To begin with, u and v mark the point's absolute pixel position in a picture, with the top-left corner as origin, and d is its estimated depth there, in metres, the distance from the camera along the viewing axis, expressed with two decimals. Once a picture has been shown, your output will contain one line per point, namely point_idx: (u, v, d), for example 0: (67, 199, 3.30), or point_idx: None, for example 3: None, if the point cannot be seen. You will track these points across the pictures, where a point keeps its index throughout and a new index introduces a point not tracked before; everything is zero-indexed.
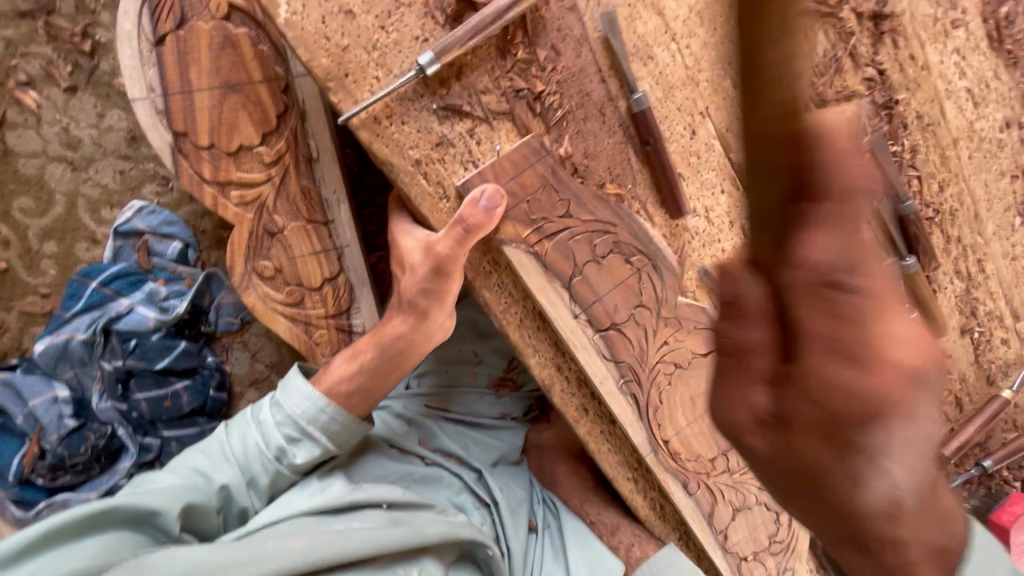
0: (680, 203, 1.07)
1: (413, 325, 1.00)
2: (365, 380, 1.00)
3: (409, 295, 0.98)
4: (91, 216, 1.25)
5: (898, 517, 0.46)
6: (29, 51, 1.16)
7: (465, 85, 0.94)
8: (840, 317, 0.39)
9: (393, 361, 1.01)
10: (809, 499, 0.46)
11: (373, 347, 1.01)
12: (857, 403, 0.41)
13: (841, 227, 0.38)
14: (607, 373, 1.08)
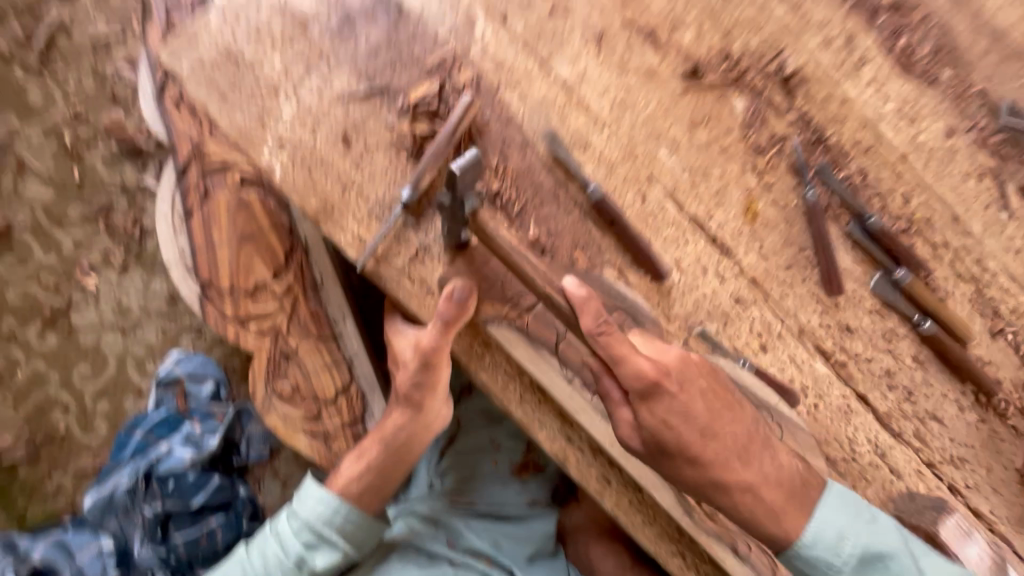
0: (658, 266, 1.17)
1: (412, 417, 1.05)
2: (373, 480, 1.03)
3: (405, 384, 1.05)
4: (139, 372, 1.42)
5: (737, 464, 0.95)
6: (91, 245, 1.42)
7: (434, 200, 1.08)
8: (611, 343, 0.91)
9: (397, 455, 1.05)
10: (683, 469, 0.95)
11: (378, 445, 1.05)
12: (660, 395, 0.91)
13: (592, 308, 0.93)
14: (615, 435, 1.07)
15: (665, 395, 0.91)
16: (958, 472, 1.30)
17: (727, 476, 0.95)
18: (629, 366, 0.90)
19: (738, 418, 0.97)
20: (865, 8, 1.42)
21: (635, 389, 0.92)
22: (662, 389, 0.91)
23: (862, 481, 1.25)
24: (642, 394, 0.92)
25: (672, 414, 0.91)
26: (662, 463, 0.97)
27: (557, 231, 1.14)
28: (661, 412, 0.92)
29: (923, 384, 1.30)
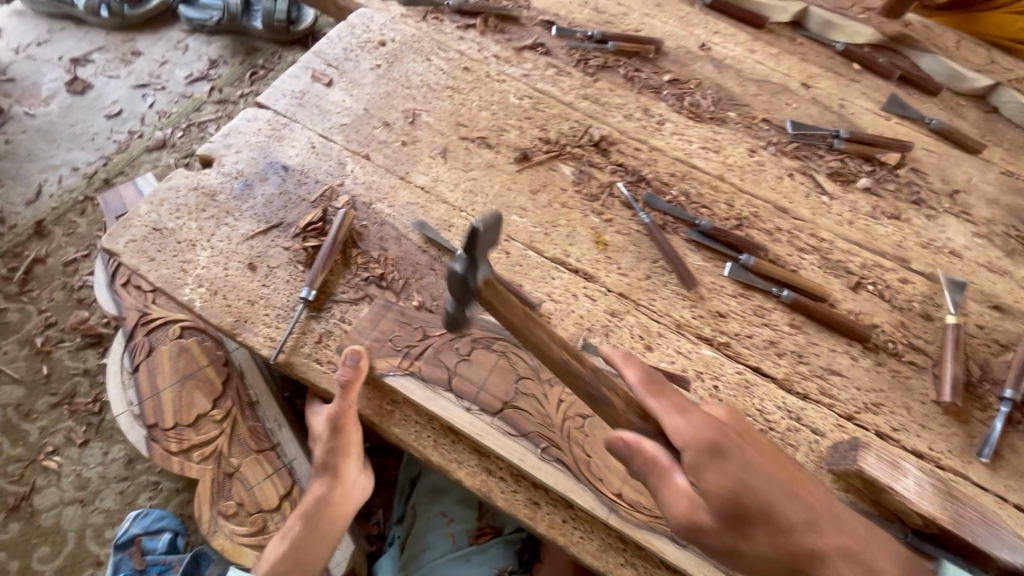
0: (526, 299, 1.37)
1: (330, 486, 1.18)
2: (296, 553, 1.14)
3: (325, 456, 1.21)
4: (96, 542, 1.46)
5: (820, 528, 0.85)
6: (56, 428, 1.58)
7: (331, 294, 1.31)
8: (659, 392, 0.97)
9: (319, 527, 1.16)
10: (760, 537, 0.85)
11: (300, 520, 1.16)
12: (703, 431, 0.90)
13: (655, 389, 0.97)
14: (523, 449, 1.13)
15: (734, 465, 0.87)
16: (881, 418, 1.33)
17: (820, 544, 0.84)
18: (677, 416, 0.92)
19: (811, 485, 0.91)
20: (649, 88, 1.87)
21: (692, 449, 0.89)
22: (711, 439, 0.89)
23: (788, 447, 1.27)
24: (705, 451, 0.88)
25: (743, 473, 0.86)
26: (741, 544, 0.87)
27: (440, 293, 1.34)
28: (734, 470, 0.86)
29: (809, 345, 1.40)
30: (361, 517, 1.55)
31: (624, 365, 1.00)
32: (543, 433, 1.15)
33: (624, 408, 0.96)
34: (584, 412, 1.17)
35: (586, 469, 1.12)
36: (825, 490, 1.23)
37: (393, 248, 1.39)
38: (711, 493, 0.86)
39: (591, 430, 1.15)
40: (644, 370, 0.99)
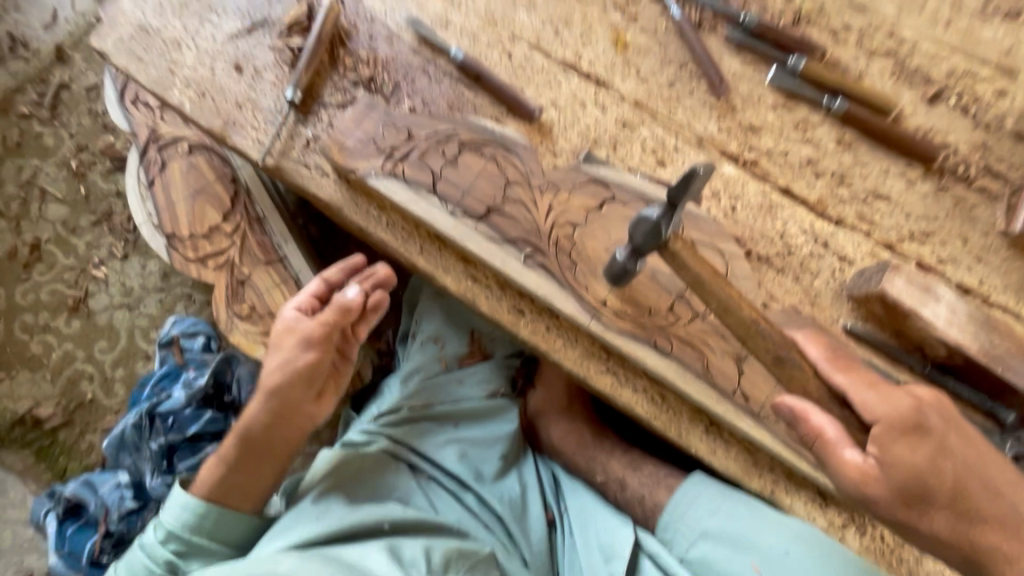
0: (527, 105, 1.21)
1: (280, 405, 1.11)
2: (234, 477, 1.09)
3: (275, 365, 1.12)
4: (145, 340, 1.65)
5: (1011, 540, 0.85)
6: (99, 243, 1.71)
7: (318, 97, 1.23)
8: (871, 387, 0.90)
9: (256, 449, 1.11)
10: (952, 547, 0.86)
11: (236, 438, 1.11)
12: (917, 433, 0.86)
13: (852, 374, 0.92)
14: (506, 254, 1.09)
15: (903, 419, 0.87)
16: (925, 248, 1.17)
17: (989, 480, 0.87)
18: (888, 404, 0.88)
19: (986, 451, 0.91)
20: None
21: (882, 424, 0.87)
22: (916, 419, 0.87)
23: (805, 274, 1.16)
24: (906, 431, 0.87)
25: (937, 455, 0.86)
26: (911, 517, 0.87)
27: (431, 99, 1.22)
28: (925, 450, 0.86)
29: (855, 166, 1.21)
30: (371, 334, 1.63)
31: (804, 340, 0.96)
32: (528, 240, 1.09)
33: (811, 377, 0.93)
34: (573, 220, 1.09)
35: (569, 275, 1.07)
36: (839, 318, 1.13)
37: (383, 48, 1.26)
38: (890, 464, 0.86)
39: (580, 240, 1.09)
40: (830, 351, 0.96)
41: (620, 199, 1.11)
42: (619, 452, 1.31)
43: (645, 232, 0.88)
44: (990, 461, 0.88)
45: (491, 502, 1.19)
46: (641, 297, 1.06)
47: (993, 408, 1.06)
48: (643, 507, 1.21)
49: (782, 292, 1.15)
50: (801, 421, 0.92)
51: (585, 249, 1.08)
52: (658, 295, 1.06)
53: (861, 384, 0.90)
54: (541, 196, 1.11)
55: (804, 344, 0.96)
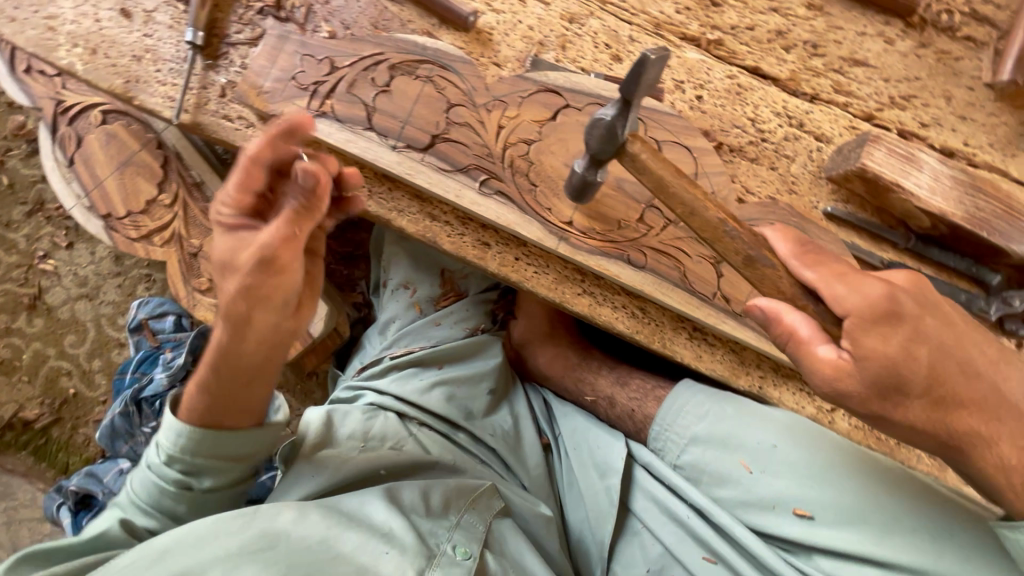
0: (457, 11, 1.06)
1: (253, 329, 0.82)
2: (215, 405, 0.86)
3: (222, 271, 0.81)
4: (114, 328, 1.59)
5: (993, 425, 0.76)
6: (39, 235, 1.60)
7: (224, 35, 1.08)
8: (842, 277, 0.77)
9: (237, 379, 0.85)
10: (932, 438, 0.77)
11: (208, 371, 0.85)
12: (889, 322, 0.73)
13: (825, 266, 0.78)
14: (460, 185, 1.00)
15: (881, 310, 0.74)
16: (906, 114, 1.09)
17: (971, 361, 0.77)
18: (861, 294, 0.74)
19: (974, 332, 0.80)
20: None
21: (854, 316, 0.74)
22: (888, 306, 0.73)
23: (781, 160, 1.08)
24: (879, 321, 0.73)
25: (913, 341, 0.73)
26: (887, 409, 0.76)
27: (351, 20, 1.08)
28: (901, 340, 0.73)
29: (828, 31, 1.09)
30: (344, 288, 1.57)
31: (771, 234, 0.82)
32: (482, 165, 1.00)
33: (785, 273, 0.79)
34: (527, 137, 0.99)
35: (530, 198, 0.99)
36: (819, 203, 1.08)
37: None
38: (866, 356, 0.73)
39: (537, 158, 1.00)
40: (799, 245, 0.81)
41: (574, 105, 1.00)
42: (606, 370, 1.33)
43: (602, 134, 0.82)
44: (967, 341, 0.77)
45: (483, 437, 1.17)
46: (609, 212, 0.99)
47: (976, 271, 1.04)
48: (632, 419, 1.21)
49: (757, 184, 1.08)
50: (773, 324, 0.78)
51: (543, 168, 1.00)
52: (626, 207, 0.99)
53: (833, 275, 0.77)
54: (489, 115, 1.00)
55: (771, 237, 0.82)
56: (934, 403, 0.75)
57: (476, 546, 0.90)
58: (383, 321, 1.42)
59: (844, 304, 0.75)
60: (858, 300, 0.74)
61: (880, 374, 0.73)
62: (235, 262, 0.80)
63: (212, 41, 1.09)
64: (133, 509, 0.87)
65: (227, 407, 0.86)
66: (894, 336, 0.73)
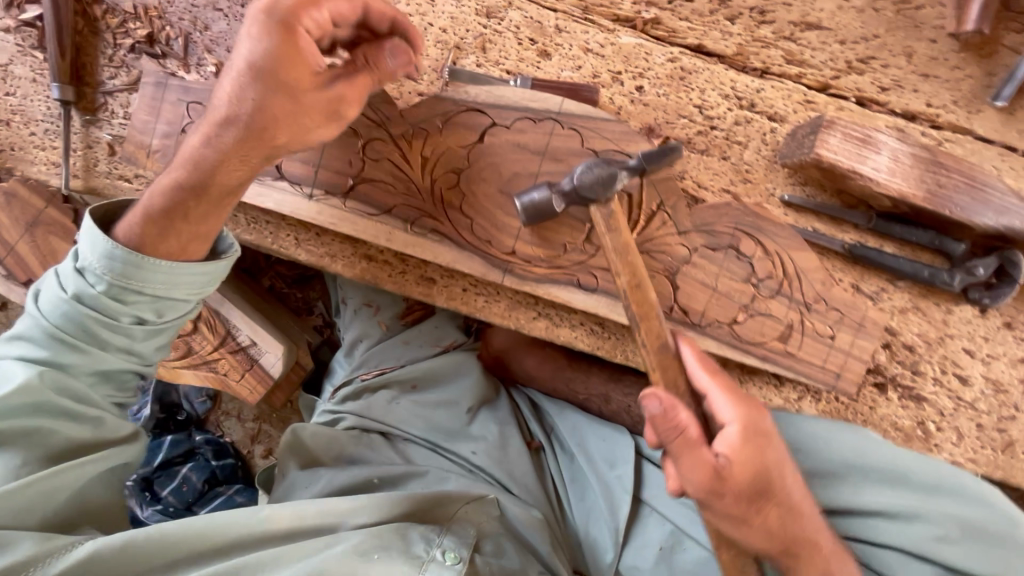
0: None
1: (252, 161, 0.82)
2: (189, 222, 0.81)
3: (272, 84, 0.76)
4: None
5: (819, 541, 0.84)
6: None
7: (98, 83, 0.95)
8: (732, 389, 0.83)
9: (214, 203, 0.82)
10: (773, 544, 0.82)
11: (181, 195, 0.80)
12: (761, 439, 0.81)
13: (719, 377, 0.84)
14: (390, 227, 0.92)
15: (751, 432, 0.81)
16: (864, 79, 1.00)
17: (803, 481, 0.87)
18: (743, 410, 0.82)
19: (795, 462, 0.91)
20: None
21: (737, 424, 0.80)
22: (762, 426, 0.82)
23: (733, 148, 1.00)
24: (750, 439, 0.80)
25: (773, 459, 0.82)
26: (745, 511, 0.80)
27: None
28: (767, 455, 0.81)
29: None
30: (302, 312, 1.49)
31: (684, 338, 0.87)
32: (410, 203, 0.91)
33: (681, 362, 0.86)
34: (455, 166, 0.90)
35: (468, 232, 0.92)
36: (775, 190, 1.01)
37: None
38: (736, 468, 0.79)
39: (468, 188, 0.91)
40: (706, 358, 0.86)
41: (501, 123, 0.90)
42: (597, 369, 1.30)
43: (595, 181, 0.83)
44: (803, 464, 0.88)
45: (465, 452, 1.18)
46: (554, 236, 0.93)
47: (942, 243, 0.99)
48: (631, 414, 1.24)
49: (710, 178, 1.01)
50: (668, 421, 0.78)
51: (477, 197, 0.92)
52: (571, 229, 0.92)
53: (723, 387, 0.83)
54: (409, 145, 0.90)
55: (682, 351, 0.86)
56: (778, 515, 0.82)
57: (466, 551, 0.87)
58: (348, 344, 1.39)
59: (729, 415, 0.81)
60: (741, 414, 0.81)
61: (741, 480, 0.79)
62: (291, 82, 0.77)
63: (86, 91, 0.95)
64: (42, 322, 0.79)
65: (194, 228, 0.82)
66: (761, 453, 0.81)
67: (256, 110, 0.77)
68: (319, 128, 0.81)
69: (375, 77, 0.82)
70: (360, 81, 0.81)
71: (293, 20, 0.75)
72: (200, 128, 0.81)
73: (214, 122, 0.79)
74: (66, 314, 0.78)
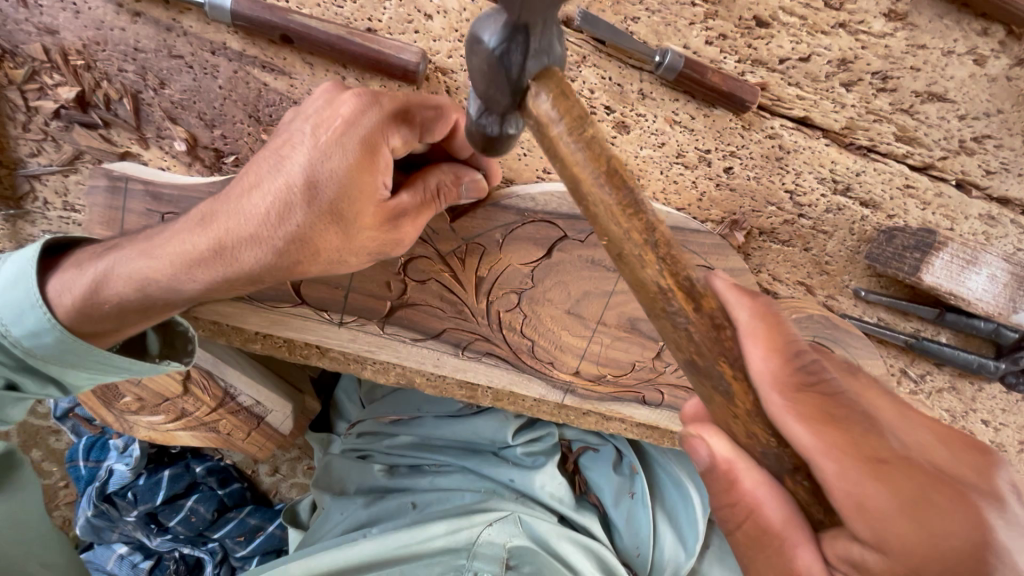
0: (393, 73, 0.66)
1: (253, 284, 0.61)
2: (139, 315, 0.63)
3: (324, 218, 0.54)
4: (38, 416, 1.38)
5: None
6: None
7: (19, 163, 0.69)
8: (824, 401, 0.45)
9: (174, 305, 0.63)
10: None
11: (132, 289, 0.60)
12: (878, 498, 0.42)
13: (793, 377, 0.45)
14: (436, 351, 0.80)
15: (889, 531, 0.42)
16: (973, 161, 0.86)
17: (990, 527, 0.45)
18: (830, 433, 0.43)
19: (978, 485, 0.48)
20: None
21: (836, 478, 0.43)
22: (878, 470, 0.43)
23: (818, 238, 0.89)
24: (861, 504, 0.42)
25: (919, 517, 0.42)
26: None
27: (217, 113, 0.68)
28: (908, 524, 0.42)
29: (903, 57, 0.79)
30: None
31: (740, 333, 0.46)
32: (459, 327, 0.78)
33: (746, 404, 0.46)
34: (516, 287, 0.75)
35: (526, 355, 0.81)
36: (850, 282, 0.93)
37: (68, 24, 0.63)
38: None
39: (530, 308, 0.77)
40: (790, 361, 0.45)
41: (573, 236, 0.73)
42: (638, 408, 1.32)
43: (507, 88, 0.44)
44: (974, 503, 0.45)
45: (499, 476, 1.14)
46: (621, 356, 0.82)
47: (997, 331, 0.89)
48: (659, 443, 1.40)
49: (786, 271, 0.91)
50: (723, 496, 0.46)
51: (539, 319, 0.78)
52: (638, 349, 0.81)
53: (798, 402, 0.44)
54: (461, 264, 0.73)
55: (744, 346, 0.45)
56: None
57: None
58: (368, 384, 1.34)
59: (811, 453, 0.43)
60: (829, 448, 0.43)
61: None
62: (353, 217, 0.56)
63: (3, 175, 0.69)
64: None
65: (144, 320, 0.64)
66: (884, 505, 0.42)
67: (294, 242, 0.55)
68: (357, 268, 0.63)
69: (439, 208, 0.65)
70: (425, 216, 0.64)
71: (380, 131, 0.54)
72: (204, 224, 0.56)
73: (225, 236, 0.55)
74: (39, 338, 0.63)
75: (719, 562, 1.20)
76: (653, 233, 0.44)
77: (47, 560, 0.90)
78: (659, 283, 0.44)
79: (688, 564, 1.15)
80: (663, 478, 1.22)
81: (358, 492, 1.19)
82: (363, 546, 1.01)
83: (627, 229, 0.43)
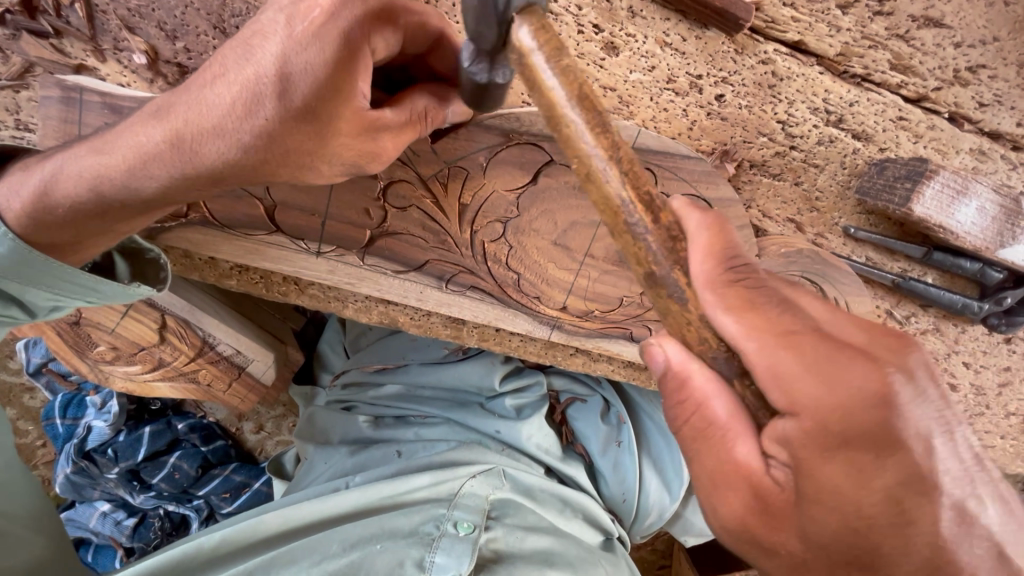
0: None
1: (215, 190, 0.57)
2: (93, 223, 0.59)
3: (293, 116, 0.51)
4: (12, 373, 1.34)
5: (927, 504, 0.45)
6: None
7: None
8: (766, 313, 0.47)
9: (128, 215, 0.59)
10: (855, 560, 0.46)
11: (87, 190, 0.57)
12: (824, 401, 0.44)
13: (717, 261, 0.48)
14: (419, 285, 0.78)
15: (804, 406, 0.44)
16: (967, 92, 0.84)
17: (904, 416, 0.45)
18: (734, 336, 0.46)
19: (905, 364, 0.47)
20: None
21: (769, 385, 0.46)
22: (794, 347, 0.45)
23: (809, 172, 0.87)
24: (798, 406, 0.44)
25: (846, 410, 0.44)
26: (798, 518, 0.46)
27: (177, 20, 0.63)
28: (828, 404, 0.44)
29: None
30: None
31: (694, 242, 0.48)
32: (442, 258, 0.76)
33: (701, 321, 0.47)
34: (500, 216, 0.73)
35: (511, 289, 0.79)
36: (840, 220, 0.92)
37: None
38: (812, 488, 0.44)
39: (516, 239, 0.75)
40: (727, 264, 0.48)
41: (560, 161, 0.70)
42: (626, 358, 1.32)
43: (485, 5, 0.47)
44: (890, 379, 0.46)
45: (484, 429, 1.13)
46: (608, 291, 0.80)
47: (982, 272, 0.89)
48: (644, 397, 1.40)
49: (776, 207, 0.89)
50: (692, 409, 0.48)
51: (525, 252, 0.76)
52: (624, 284, 0.80)
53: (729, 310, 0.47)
54: (442, 191, 0.70)
55: (690, 253, 0.48)
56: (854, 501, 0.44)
57: (478, 518, 0.93)
58: (352, 334, 1.32)
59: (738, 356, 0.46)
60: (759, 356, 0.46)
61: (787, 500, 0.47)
62: (325, 118, 0.52)
63: None
64: None
65: (96, 231, 0.61)
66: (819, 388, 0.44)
67: (263, 136, 0.51)
68: (327, 178, 0.59)
69: (422, 133, 0.63)
70: (408, 136, 0.60)
71: (362, 32, 0.51)
72: (165, 117, 0.53)
73: (187, 128, 0.52)
74: None
75: (703, 507, 1.22)
76: (617, 152, 0.45)
77: (8, 513, 0.89)
78: (621, 197, 0.45)
79: (672, 506, 1.18)
80: (650, 426, 1.22)
81: (343, 445, 1.18)
82: (343, 499, 0.99)
83: (596, 142, 0.45)
